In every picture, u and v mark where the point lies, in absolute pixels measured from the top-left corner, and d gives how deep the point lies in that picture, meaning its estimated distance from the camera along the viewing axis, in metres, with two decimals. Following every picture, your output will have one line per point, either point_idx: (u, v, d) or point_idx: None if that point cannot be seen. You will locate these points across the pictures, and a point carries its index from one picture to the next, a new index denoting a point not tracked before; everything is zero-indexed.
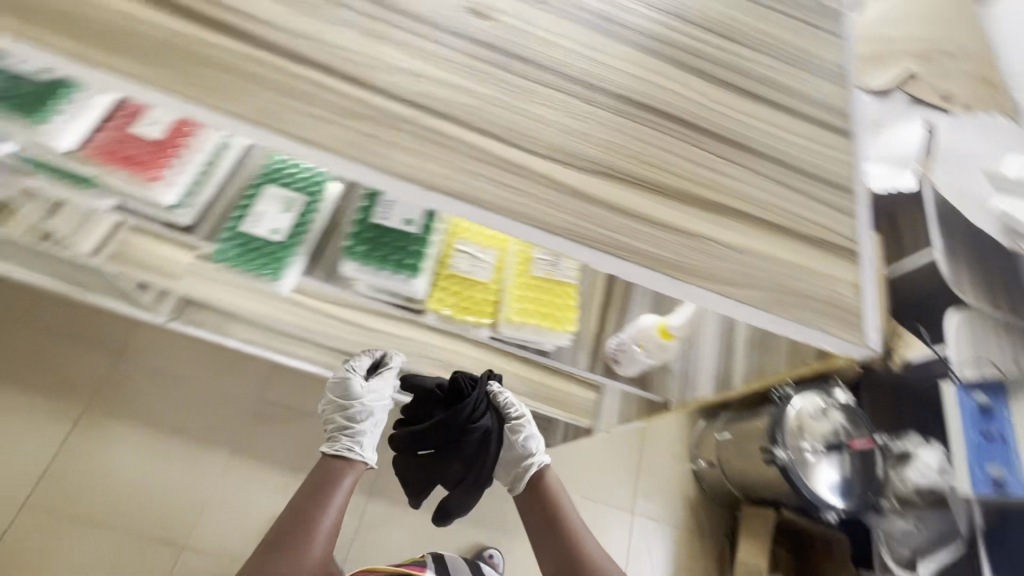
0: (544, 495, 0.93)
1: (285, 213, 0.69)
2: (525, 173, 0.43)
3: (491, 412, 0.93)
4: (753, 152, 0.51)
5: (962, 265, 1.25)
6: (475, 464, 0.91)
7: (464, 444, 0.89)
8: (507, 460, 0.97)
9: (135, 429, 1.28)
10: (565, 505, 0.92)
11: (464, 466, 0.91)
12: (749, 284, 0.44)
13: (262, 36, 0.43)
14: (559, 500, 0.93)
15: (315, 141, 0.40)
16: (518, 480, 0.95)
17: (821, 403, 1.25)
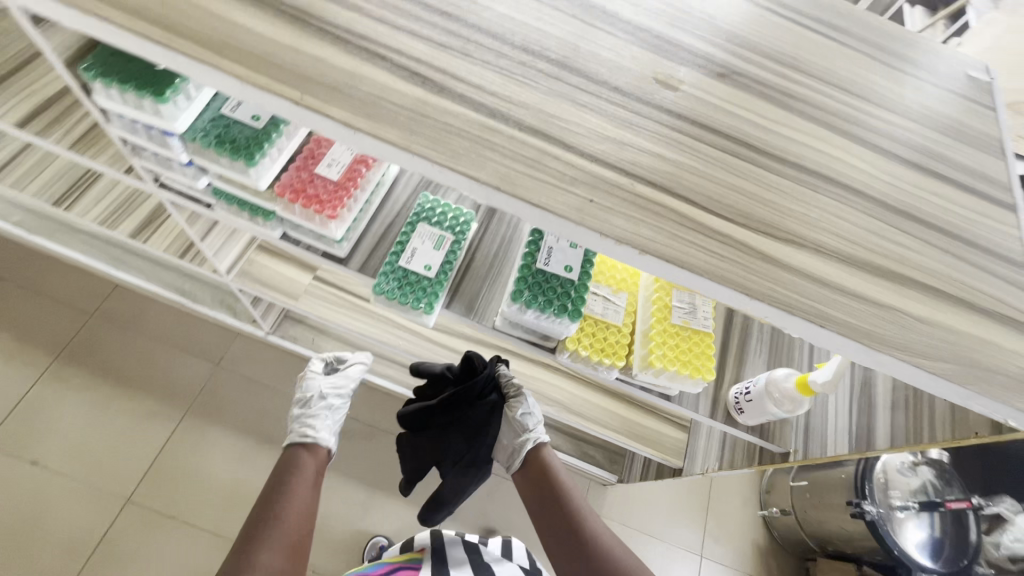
0: (543, 469, 0.95)
1: (436, 250, 0.74)
2: (724, 239, 0.46)
3: (496, 390, 1.01)
4: (925, 223, 0.53)
5: None
6: (478, 438, 0.99)
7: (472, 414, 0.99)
8: (510, 432, 1.00)
9: (227, 433, 1.35)
10: (576, 494, 0.90)
11: (467, 443, 1.00)
12: (939, 357, 0.45)
13: (491, 106, 0.47)
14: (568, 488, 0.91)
15: (543, 205, 0.44)
16: (517, 456, 0.98)
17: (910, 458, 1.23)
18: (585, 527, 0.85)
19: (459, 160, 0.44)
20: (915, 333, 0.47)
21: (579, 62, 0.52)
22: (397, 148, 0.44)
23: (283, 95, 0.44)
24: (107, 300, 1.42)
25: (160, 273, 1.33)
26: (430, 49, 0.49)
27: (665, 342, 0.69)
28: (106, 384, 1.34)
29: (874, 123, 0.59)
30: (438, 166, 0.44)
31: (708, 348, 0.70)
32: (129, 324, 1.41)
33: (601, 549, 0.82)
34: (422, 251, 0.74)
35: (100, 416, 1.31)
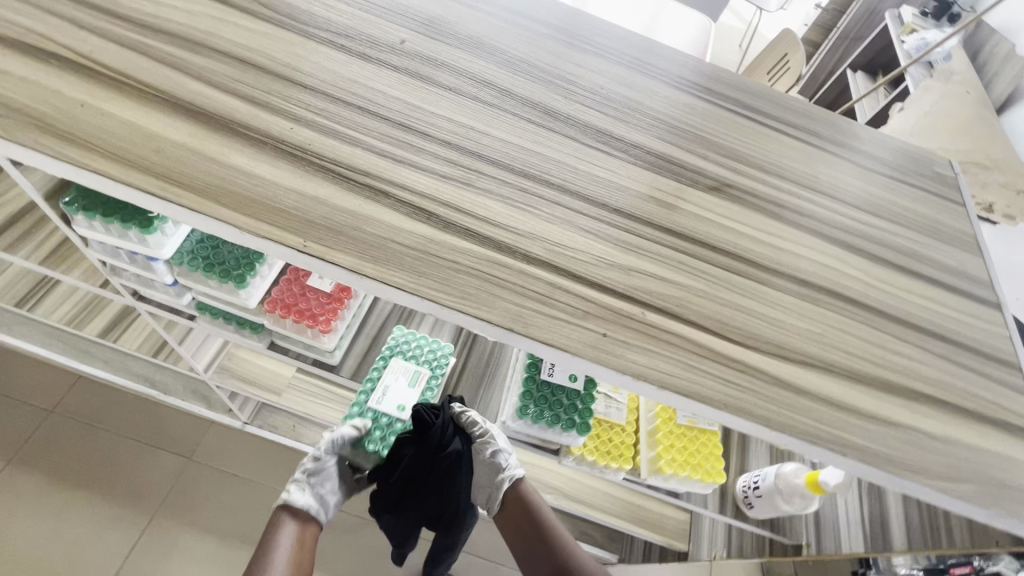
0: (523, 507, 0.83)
1: (408, 390, 0.89)
2: (739, 366, 0.46)
3: (458, 431, 0.85)
4: (923, 329, 0.54)
5: None
6: (449, 491, 0.85)
7: (435, 466, 0.83)
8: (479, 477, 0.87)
9: (197, 536, 1.24)
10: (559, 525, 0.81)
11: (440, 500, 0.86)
12: (960, 478, 0.45)
13: (498, 239, 0.47)
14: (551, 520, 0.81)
15: (560, 343, 0.43)
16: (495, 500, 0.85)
17: None
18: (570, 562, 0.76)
19: (470, 301, 0.43)
20: (935, 451, 0.46)
21: (579, 185, 0.53)
22: (405, 292, 0.42)
23: (285, 242, 0.42)
24: (68, 393, 1.33)
25: (126, 365, 1.25)
26: (433, 181, 0.49)
27: (673, 444, 0.67)
28: (62, 490, 1.23)
29: (860, 228, 0.61)
30: (448, 308, 0.43)
31: (717, 448, 0.68)
32: (90, 419, 1.32)
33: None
34: (395, 392, 0.88)
35: (55, 526, 1.20)
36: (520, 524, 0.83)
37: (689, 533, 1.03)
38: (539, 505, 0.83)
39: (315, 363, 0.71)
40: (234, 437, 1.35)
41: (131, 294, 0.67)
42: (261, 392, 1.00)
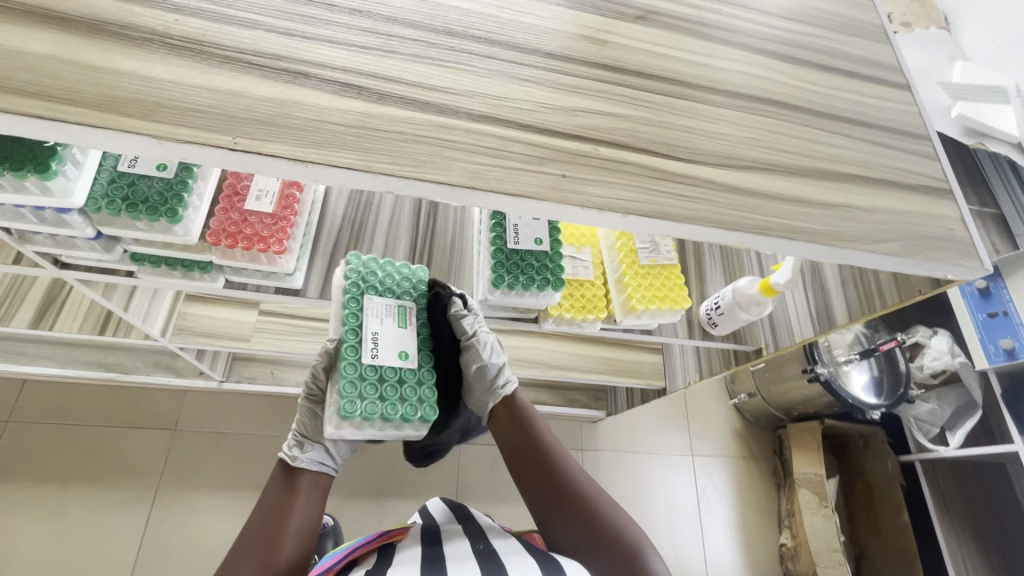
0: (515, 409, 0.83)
1: (396, 331, 0.71)
2: (693, 180, 0.48)
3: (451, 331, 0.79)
4: (846, 118, 0.58)
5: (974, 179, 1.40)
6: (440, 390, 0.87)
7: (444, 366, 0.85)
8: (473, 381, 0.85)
9: (209, 494, 1.28)
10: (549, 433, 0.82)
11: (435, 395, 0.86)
12: (888, 239, 0.51)
13: (437, 102, 0.45)
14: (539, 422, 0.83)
15: (524, 193, 0.44)
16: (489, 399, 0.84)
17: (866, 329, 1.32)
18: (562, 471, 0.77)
19: (426, 168, 0.42)
20: (869, 220, 0.52)
21: (508, 34, 0.51)
22: (357, 171, 0.41)
23: (213, 144, 0.39)
24: (18, 401, 1.28)
25: (71, 354, 1.18)
26: (353, 54, 0.45)
27: (640, 284, 0.72)
28: (54, 490, 1.22)
29: (782, 35, 0.62)
30: (405, 180, 0.42)
31: (679, 279, 0.74)
32: (56, 418, 1.28)
33: (583, 500, 0.74)
34: (388, 339, 0.70)
35: (59, 523, 1.20)
36: (524, 449, 0.80)
37: (664, 370, 1.13)
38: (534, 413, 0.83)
39: (278, 291, 0.69)
40: (214, 399, 1.36)
41: (54, 263, 0.63)
42: (232, 342, 0.99)
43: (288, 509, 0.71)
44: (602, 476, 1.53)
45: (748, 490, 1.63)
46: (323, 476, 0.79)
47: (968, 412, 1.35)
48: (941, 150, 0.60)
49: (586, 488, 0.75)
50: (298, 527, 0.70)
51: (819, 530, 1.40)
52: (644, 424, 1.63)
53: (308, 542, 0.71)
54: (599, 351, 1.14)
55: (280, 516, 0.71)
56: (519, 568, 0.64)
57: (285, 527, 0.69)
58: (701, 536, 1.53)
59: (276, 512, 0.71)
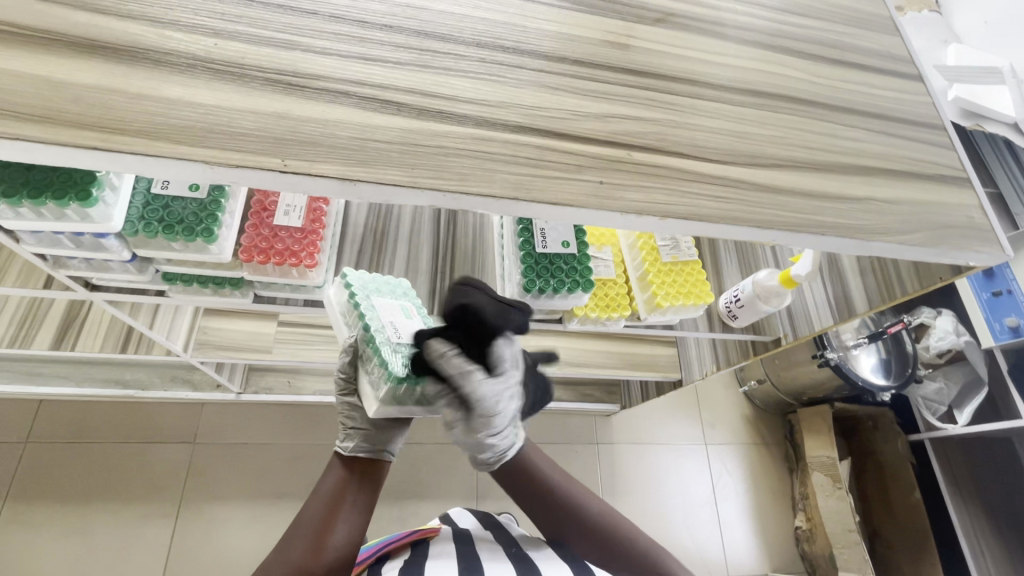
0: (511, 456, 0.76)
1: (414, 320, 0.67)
2: (724, 181, 0.49)
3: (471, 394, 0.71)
4: (864, 111, 0.59)
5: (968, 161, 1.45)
6: None
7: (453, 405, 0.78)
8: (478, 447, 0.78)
9: (233, 504, 1.29)
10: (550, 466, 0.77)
11: None
12: (914, 230, 0.53)
13: (473, 115, 0.46)
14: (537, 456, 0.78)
15: (565, 200, 0.44)
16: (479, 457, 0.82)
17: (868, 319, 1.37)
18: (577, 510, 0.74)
19: (470, 181, 0.43)
20: (894, 212, 0.53)
21: (536, 43, 0.51)
22: (403, 188, 0.42)
23: (264, 167, 0.39)
24: (36, 422, 1.28)
25: (88, 373, 1.18)
26: (389, 70, 0.46)
27: (663, 281, 0.73)
28: (77, 508, 1.23)
29: (796, 31, 0.63)
30: (451, 194, 0.43)
31: (700, 274, 0.75)
32: (75, 437, 1.28)
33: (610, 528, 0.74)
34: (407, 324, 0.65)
35: (85, 542, 1.20)
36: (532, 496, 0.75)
37: (679, 362, 1.14)
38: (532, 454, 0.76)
39: (307, 303, 0.70)
40: (230, 410, 1.36)
41: (86, 286, 0.63)
42: (253, 354, 0.99)
43: (343, 505, 0.66)
44: (617, 468, 1.55)
45: (762, 475, 1.65)
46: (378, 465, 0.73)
47: (976, 388, 1.38)
48: (956, 139, 0.61)
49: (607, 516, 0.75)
50: (348, 527, 0.65)
51: (834, 511, 1.42)
52: (656, 415, 1.65)
53: (357, 539, 0.66)
54: (615, 346, 1.16)
55: (333, 509, 0.65)
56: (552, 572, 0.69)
57: (335, 523, 0.64)
58: (717, 523, 1.56)
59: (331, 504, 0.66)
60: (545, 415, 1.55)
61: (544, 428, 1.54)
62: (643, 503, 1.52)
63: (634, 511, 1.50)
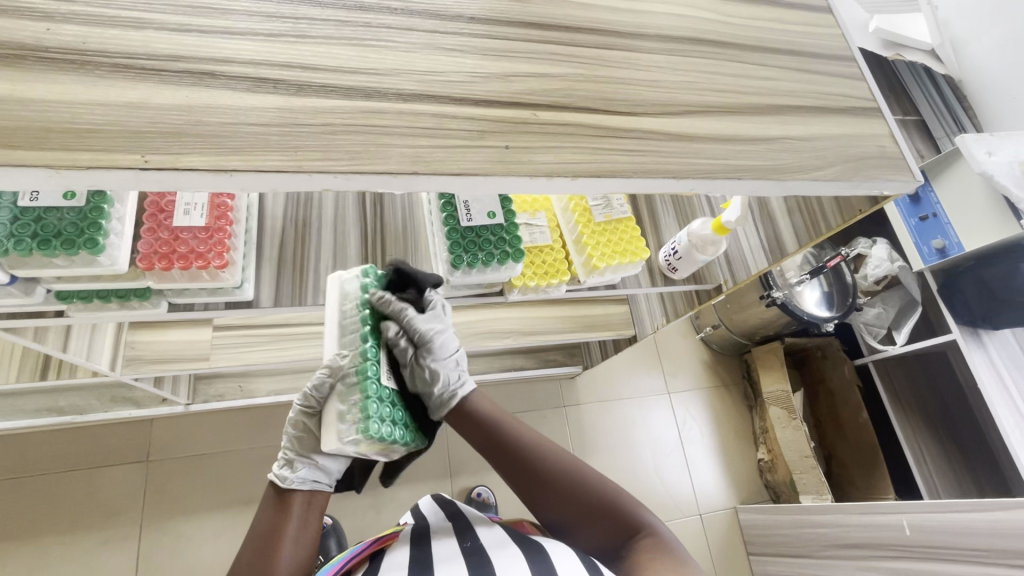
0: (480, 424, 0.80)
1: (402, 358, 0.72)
2: (636, 134, 0.48)
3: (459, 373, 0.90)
4: (775, 49, 0.58)
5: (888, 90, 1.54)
6: None
7: None
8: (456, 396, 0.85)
9: (198, 516, 1.25)
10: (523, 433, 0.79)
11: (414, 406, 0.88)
12: (828, 164, 0.53)
13: (360, 87, 0.42)
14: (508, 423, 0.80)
15: (469, 169, 0.42)
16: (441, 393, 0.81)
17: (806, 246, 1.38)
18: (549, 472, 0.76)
19: (361, 159, 0.40)
20: (807, 148, 0.53)
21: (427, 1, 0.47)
22: (286, 173, 0.38)
23: (122, 165, 0.35)
24: None
25: (16, 404, 1.10)
26: (260, 44, 0.41)
27: (598, 241, 0.72)
28: (29, 545, 1.16)
29: None
30: (342, 174, 0.39)
31: (634, 230, 0.75)
32: (13, 472, 1.20)
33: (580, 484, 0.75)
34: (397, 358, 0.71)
35: None
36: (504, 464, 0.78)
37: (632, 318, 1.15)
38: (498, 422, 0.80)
39: (230, 305, 0.66)
40: (182, 422, 1.31)
41: None
42: (188, 364, 0.94)
43: (282, 528, 0.70)
44: (586, 428, 1.58)
45: (725, 415, 1.72)
46: (317, 495, 0.76)
47: (910, 309, 1.45)
48: (865, 69, 0.61)
49: (578, 474, 0.76)
50: (292, 546, 0.69)
51: (791, 441, 1.50)
52: (620, 372, 1.67)
53: (304, 554, 0.70)
54: (567, 310, 1.15)
55: (274, 536, 0.69)
56: (506, 558, 0.68)
57: (278, 546, 0.68)
58: (687, 466, 1.62)
59: (271, 530, 0.70)
60: (510, 386, 1.55)
61: (511, 399, 1.55)
62: (613, 457, 1.56)
63: (606, 467, 1.54)
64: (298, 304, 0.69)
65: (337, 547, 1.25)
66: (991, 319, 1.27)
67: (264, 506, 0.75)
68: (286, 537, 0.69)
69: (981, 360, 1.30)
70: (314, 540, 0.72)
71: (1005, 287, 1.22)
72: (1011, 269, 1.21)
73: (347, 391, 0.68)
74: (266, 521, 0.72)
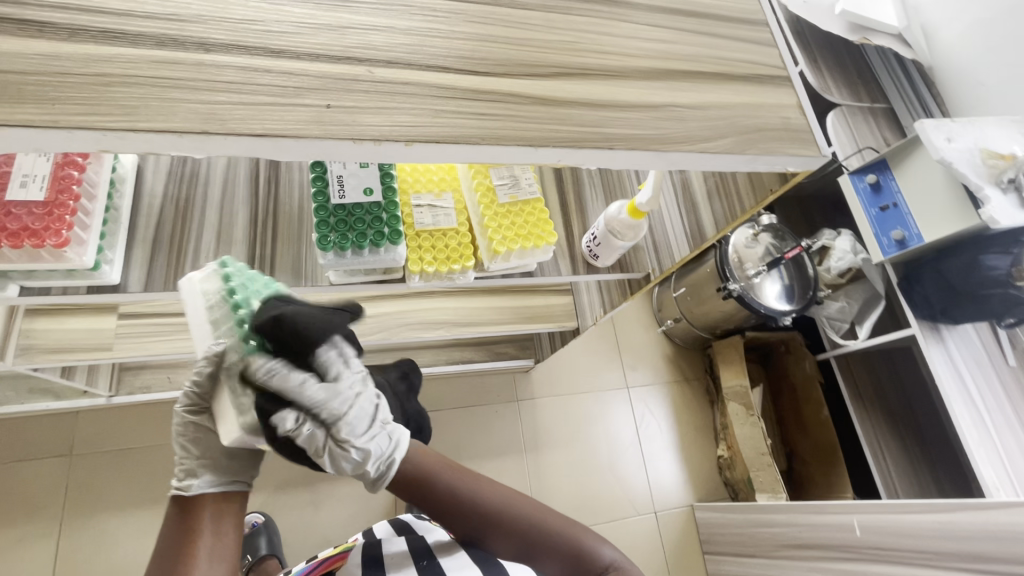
0: (421, 481, 0.66)
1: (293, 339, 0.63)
2: (492, 96, 0.42)
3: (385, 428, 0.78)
4: (675, 9, 0.53)
5: (856, 75, 1.48)
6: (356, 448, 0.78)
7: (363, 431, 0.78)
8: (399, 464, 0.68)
9: (124, 512, 1.21)
10: (470, 475, 0.68)
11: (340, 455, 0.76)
12: (719, 136, 0.47)
13: (154, 34, 0.36)
14: (455, 470, 0.68)
15: (274, 131, 0.36)
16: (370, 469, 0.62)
17: (750, 232, 1.37)
18: (510, 520, 0.67)
19: (138, 115, 0.34)
20: (696, 118, 0.47)
21: None
22: (41, 128, 0.33)
23: None
24: None
25: None
26: None
27: (500, 224, 0.67)
28: None
29: None
30: (112, 132, 0.34)
31: (542, 213, 0.69)
32: None
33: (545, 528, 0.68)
34: None
35: None
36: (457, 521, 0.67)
37: (575, 310, 1.09)
38: (442, 479, 0.66)
39: (91, 289, 0.60)
40: (112, 414, 1.26)
41: None
42: (85, 354, 0.88)
43: (193, 539, 0.58)
44: (540, 423, 1.53)
45: (685, 410, 1.68)
46: (234, 495, 0.64)
47: (875, 302, 1.40)
48: (779, 36, 0.56)
49: (540, 516, 0.69)
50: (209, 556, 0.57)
51: (748, 437, 1.46)
52: (579, 366, 1.62)
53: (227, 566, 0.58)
54: (505, 301, 1.10)
55: (182, 552, 0.57)
56: None
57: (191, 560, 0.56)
58: (644, 463, 1.58)
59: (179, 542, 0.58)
60: (461, 379, 1.50)
61: (461, 392, 1.50)
62: (567, 452, 1.52)
63: (558, 462, 1.50)
64: (173, 287, 0.64)
65: (267, 546, 1.22)
66: (948, 312, 1.24)
67: (168, 519, 0.61)
68: (199, 554, 0.57)
69: (940, 356, 1.25)
70: (239, 547, 0.61)
71: (965, 281, 1.17)
72: (970, 261, 1.16)
73: (233, 384, 0.59)
74: (174, 540, 0.58)
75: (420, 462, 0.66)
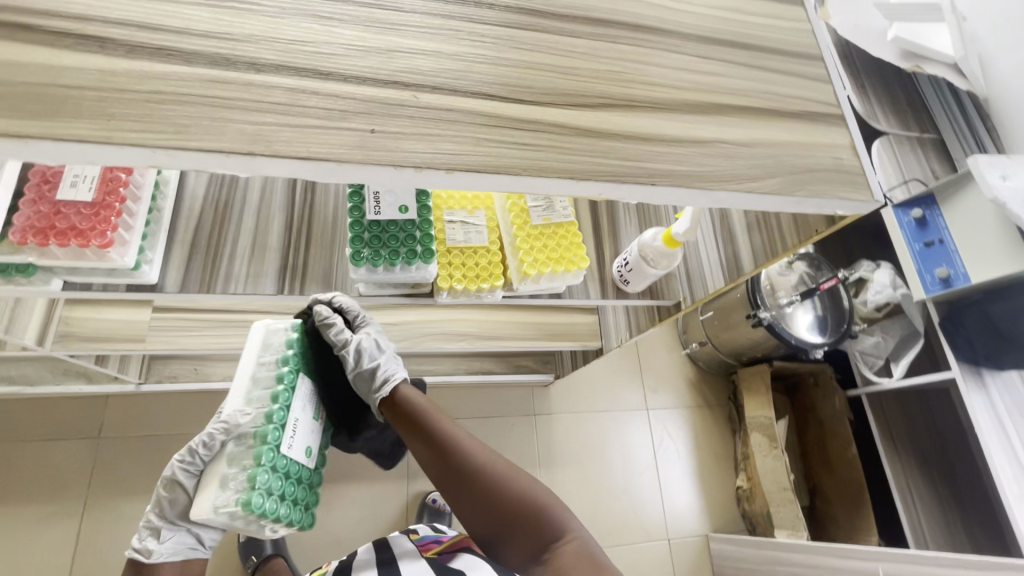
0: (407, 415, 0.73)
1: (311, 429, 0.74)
2: (536, 126, 0.42)
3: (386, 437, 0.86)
4: (727, 41, 0.51)
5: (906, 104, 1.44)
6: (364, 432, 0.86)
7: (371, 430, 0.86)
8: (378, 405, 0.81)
9: (143, 497, 1.24)
10: (449, 424, 0.72)
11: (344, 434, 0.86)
12: (768, 176, 0.46)
13: (208, 53, 0.37)
14: (437, 416, 0.73)
15: (318, 155, 0.36)
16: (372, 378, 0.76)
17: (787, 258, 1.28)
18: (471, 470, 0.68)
19: (188, 133, 0.35)
20: (744, 155, 0.46)
21: None
22: (94, 144, 0.33)
23: None
24: None
25: None
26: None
27: (533, 246, 0.66)
28: None
29: None
30: (161, 150, 0.34)
31: (575, 237, 0.68)
32: None
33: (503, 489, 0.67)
34: (302, 429, 0.72)
35: None
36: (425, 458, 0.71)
37: (599, 330, 1.07)
38: (423, 416, 0.72)
39: (130, 288, 0.62)
40: (140, 401, 1.30)
41: None
42: (120, 344, 0.91)
43: None
44: (557, 439, 1.52)
45: (705, 436, 1.64)
46: (192, 562, 0.78)
47: (912, 340, 1.35)
48: (835, 72, 0.54)
49: (503, 478, 0.68)
50: None
51: (770, 471, 1.41)
52: (599, 384, 1.60)
53: None
54: (530, 317, 1.09)
55: None
56: None
57: None
58: (659, 488, 1.54)
59: None
60: (479, 389, 1.50)
61: (478, 403, 1.49)
62: (582, 470, 1.50)
63: (572, 481, 1.48)
64: (207, 291, 0.64)
65: (272, 547, 1.24)
66: (995, 359, 1.19)
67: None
68: None
69: (981, 403, 1.20)
70: None
71: (1012, 327, 1.13)
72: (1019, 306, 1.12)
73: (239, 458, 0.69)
74: None
75: (409, 397, 0.76)
